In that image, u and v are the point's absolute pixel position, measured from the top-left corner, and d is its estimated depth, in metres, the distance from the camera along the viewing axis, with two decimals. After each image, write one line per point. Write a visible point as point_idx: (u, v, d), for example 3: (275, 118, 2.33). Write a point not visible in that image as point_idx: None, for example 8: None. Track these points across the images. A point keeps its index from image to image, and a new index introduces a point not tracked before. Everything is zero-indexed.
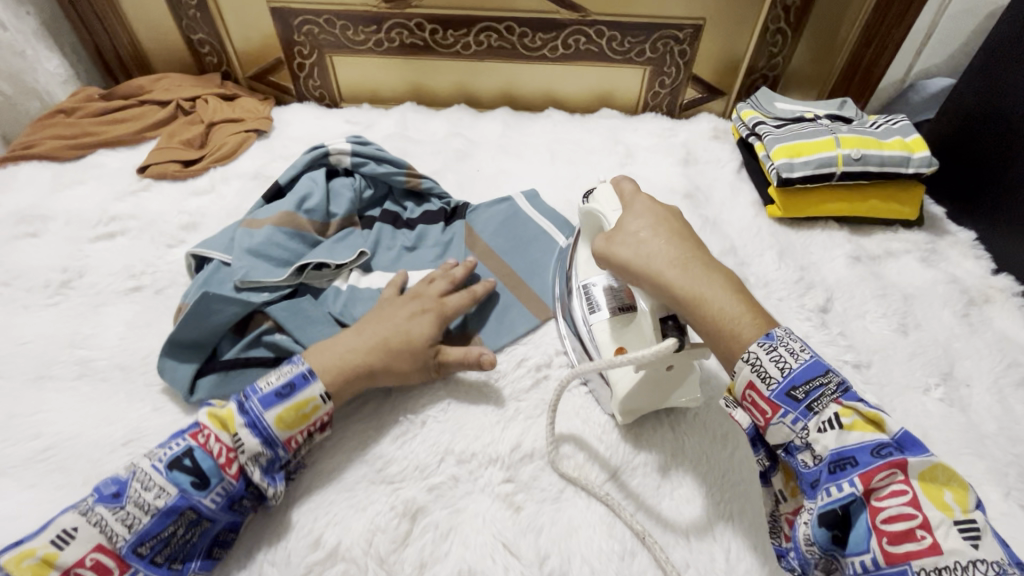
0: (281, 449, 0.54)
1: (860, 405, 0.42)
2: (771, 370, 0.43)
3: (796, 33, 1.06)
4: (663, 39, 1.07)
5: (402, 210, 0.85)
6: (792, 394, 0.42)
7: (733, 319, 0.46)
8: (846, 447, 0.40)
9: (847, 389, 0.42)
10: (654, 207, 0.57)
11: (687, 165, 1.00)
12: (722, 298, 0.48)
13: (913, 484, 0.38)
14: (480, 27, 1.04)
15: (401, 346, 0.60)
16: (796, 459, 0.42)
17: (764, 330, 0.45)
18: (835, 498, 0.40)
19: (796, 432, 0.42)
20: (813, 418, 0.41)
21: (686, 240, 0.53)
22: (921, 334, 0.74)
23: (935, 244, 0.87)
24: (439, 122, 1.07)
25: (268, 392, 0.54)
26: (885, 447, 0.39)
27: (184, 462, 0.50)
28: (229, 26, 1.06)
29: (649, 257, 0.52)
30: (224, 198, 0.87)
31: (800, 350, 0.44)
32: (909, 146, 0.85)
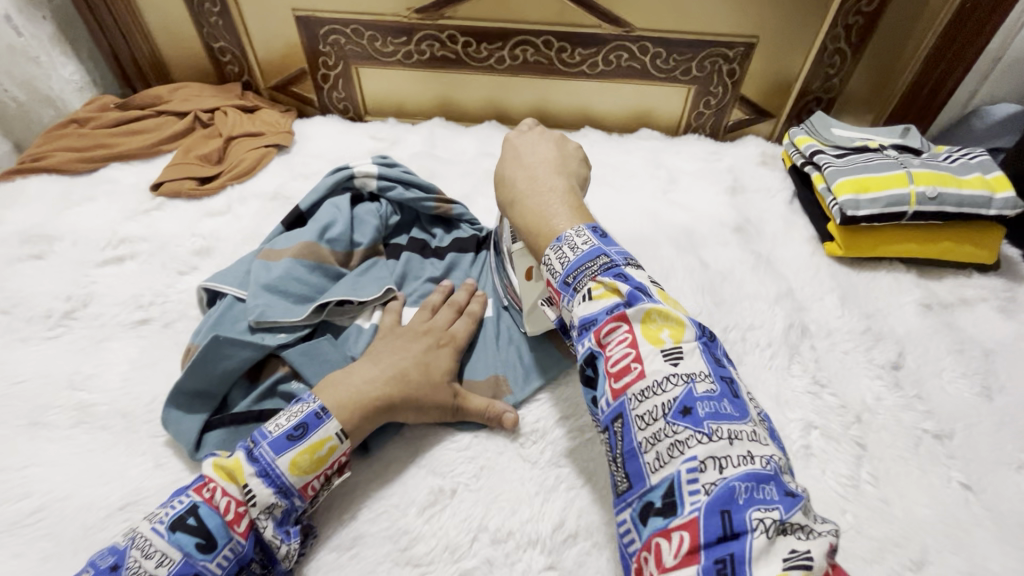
0: (296, 498, 0.49)
1: (677, 341, 0.41)
2: (580, 298, 0.44)
3: (856, 55, 0.99)
4: (711, 57, 0.99)
5: (430, 238, 0.79)
6: (595, 329, 0.42)
7: (557, 270, 0.46)
8: (636, 371, 0.40)
9: (665, 320, 0.41)
10: (537, 137, 0.60)
11: (734, 194, 0.93)
12: (551, 204, 0.51)
13: (700, 389, 0.38)
14: (516, 41, 0.98)
15: (420, 380, 0.56)
16: (602, 391, 0.41)
17: (594, 264, 0.45)
18: (621, 425, 0.39)
19: (596, 355, 0.42)
20: (614, 347, 0.41)
21: (555, 164, 0.57)
22: (1007, 399, 0.66)
23: (1014, 292, 0.79)
24: (468, 139, 1.01)
25: (279, 435, 0.49)
26: (686, 381, 0.39)
27: (187, 521, 0.45)
28: (251, 34, 1.00)
29: (503, 174, 0.57)
30: (241, 219, 0.82)
31: (625, 282, 0.43)
32: (991, 184, 0.77)
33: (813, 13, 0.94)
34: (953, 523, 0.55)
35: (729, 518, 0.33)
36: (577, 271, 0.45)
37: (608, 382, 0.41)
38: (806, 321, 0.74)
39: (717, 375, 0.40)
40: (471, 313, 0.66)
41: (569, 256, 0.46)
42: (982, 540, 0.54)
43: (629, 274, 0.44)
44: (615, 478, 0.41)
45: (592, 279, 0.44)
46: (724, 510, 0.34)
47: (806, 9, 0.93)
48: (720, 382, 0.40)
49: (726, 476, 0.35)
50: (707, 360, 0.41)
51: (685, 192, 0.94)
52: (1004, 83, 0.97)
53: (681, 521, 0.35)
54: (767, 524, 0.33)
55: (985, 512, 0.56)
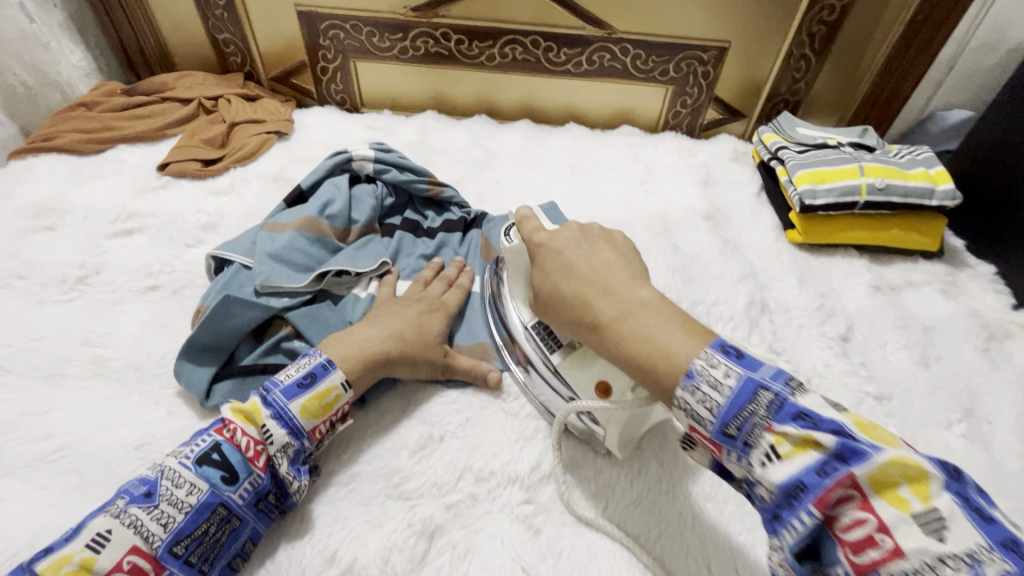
0: (307, 440, 0.54)
1: (925, 500, 0.32)
2: (764, 457, 0.37)
3: (819, 61, 1.07)
4: (687, 59, 1.07)
5: (422, 219, 0.85)
6: (811, 498, 0.34)
7: (706, 418, 0.39)
8: (886, 547, 0.32)
9: (901, 470, 0.33)
10: (580, 238, 0.55)
11: (706, 186, 1.00)
12: (655, 325, 0.44)
13: (994, 573, 0.29)
14: (505, 40, 1.05)
15: (415, 338, 0.62)
16: (838, 559, 0.34)
17: (758, 406, 0.38)
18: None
19: (820, 532, 0.35)
20: (842, 520, 0.34)
21: (619, 267, 0.51)
22: (942, 368, 0.74)
23: (954, 276, 0.87)
24: (459, 131, 1.08)
25: (290, 383, 0.54)
26: (971, 564, 0.29)
27: (212, 456, 0.49)
28: (255, 27, 1.06)
29: (567, 292, 0.51)
30: (244, 199, 0.87)
31: (813, 429, 0.35)
32: (933, 178, 0.85)
33: (781, 21, 1.01)
34: None
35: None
36: (738, 418, 0.38)
37: (845, 550, 0.34)
38: (767, 299, 0.81)
39: (990, 530, 0.31)
40: (460, 286, 0.72)
41: (715, 394, 0.39)
42: None
43: (809, 409, 0.36)
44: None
45: (767, 428, 0.37)
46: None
47: (773, 17, 1.01)
48: (1005, 548, 0.30)
49: None
50: (973, 518, 0.32)
51: (661, 184, 1.00)
52: (955, 89, 1.05)
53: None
54: None
55: None
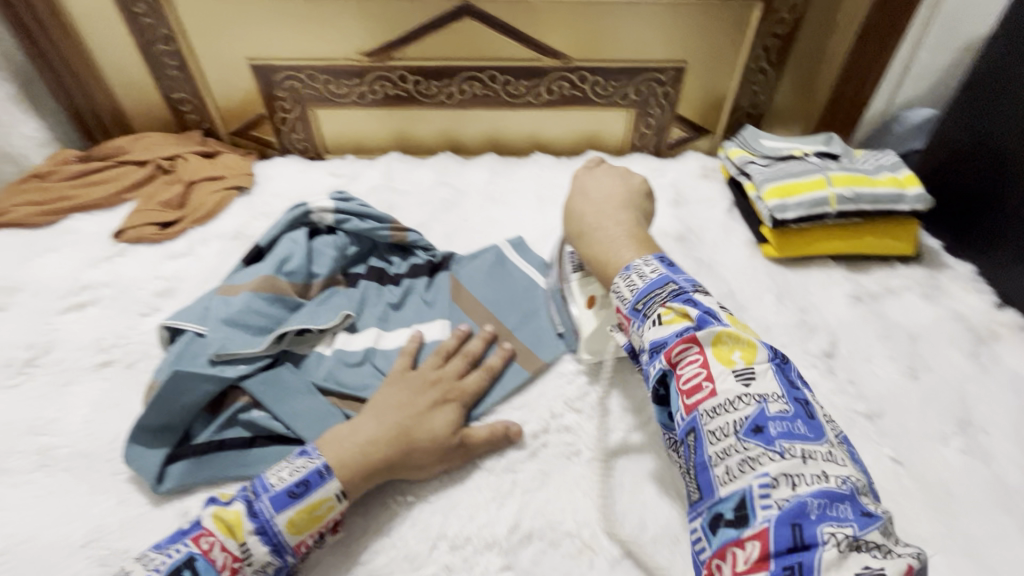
0: (290, 556, 0.50)
1: (747, 361, 0.45)
2: (652, 323, 0.51)
3: (777, 72, 1.07)
4: (646, 82, 1.07)
5: (388, 265, 0.83)
6: (664, 350, 0.48)
7: (627, 298, 0.55)
8: (708, 390, 0.45)
9: (736, 343, 0.47)
10: (604, 186, 0.74)
11: (677, 206, 0.99)
12: (607, 238, 0.65)
13: (772, 409, 0.43)
14: (463, 77, 1.04)
15: (425, 438, 0.56)
16: (675, 406, 0.46)
17: (664, 290, 0.53)
18: (695, 439, 0.44)
19: (667, 374, 0.47)
20: (685, 366, 0.47)
21: (611, 209, 0.70)
22: (932, 377, 0.71)
23: (935, 279, 0.85)
24: (424, 171, 1.06)
25: (280, 491, 0.50)
26: (758, 401, 0.43)
27: (184, 574, 0.45)
28: (209, 83, 1.05)
29: (578, 213, 0.71)
30: (203, 259, 0.84)
31: (693, 305, 0.50)
32: (901, 182, 0.84)
33: (734, 37, 1.02)
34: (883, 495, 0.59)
35: (802, 531, 0.37)
36: (646, 298, 0.53)
37: (681, 398, 0.46)
38: (746, 319, 0.79)
39: (789, 395, 0.44)
40: (488, 367, 0.66)
41: (637, 283, 0.55)
42: (909, 508, 0.58)
43: (697, 300, 0.51)
44: (687, 488, 0.46)
45: (661, 304, 0.52)
46: (797, 523, 0.37)
47: (727, 34, 1.01)
48: (793, 404, 0.43)
49: (799, 494, 0.38)
50: (781, 381, 0.45)
51: None
52: (916, 86, 1.05)
53: (754, 531, 0.38)
54: (840, 539, 0.36)
55: (914, 482, 0.60)
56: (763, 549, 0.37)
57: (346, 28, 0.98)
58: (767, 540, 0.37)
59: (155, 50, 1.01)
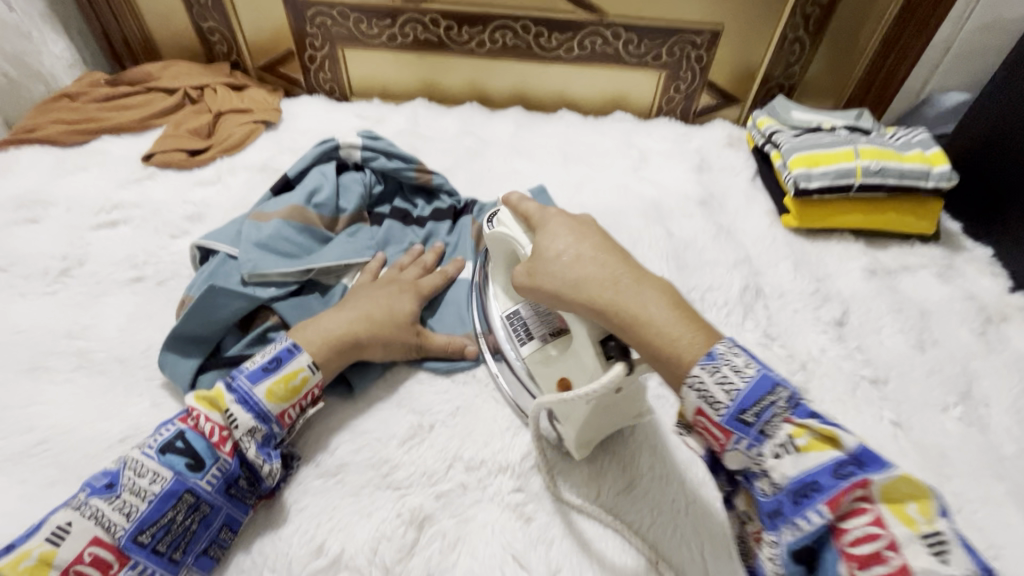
0: (275, 424, 0.53)
1: (812, 444, 0.38)
2: (782, 450, 0.39)
3: (814, 44, 1.05)
4: (679, 43, 1.05)
5: (412, 207, 0.84)
6: (826, 499, 0.36)
7: (722, 405, 0.40)
8: (893, 563, 0.33)
9: (910, 490, 0.35)
10: (570, 221, 0.53)
11: (701, 172, 0.99)
12: (658, 307, 0.45)
13: (814, 462, 0.38)
14: (495, 25, 1.03)
15: (386, 321, 0.62)
16: (796, 547, 0.37)
17: (777, 399, 0.40)
18: (785, 559, 0.37)
19: (798, 516, 0.37)
20: (813, 498, 0.37)
21: (608, 242, 0.51)
22: (938, 351, 0.73)
23: (951, 259, 0.86)
24: (449, 119, 1.06)
25: (255, 368, 0.54)
26: (793, 453, 0.38)
27: (176, 444, 0.50)
28: (240, 15, 1.04)
29: (572, 282, 0.49)
30: (230, 189, 0.85)
31: (835, 429, 0.38)
32: (929, 160, 0.84)
33: (774, 3, 1.00)
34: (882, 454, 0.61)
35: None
36: (759, 408, 0.40)
37: (841, 563, 0.35)
38: (761, 284, 0.80)
39: (848, 453, 0.37)
40: (442, 270, 0.71)
41: (736, 384, 0.40)
42: (906, 469, 0.60)
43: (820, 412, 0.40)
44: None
45: (785, 420, 0.40)
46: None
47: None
48: (839, 450, 0.37)
49: (843, 540, 0.35)
50: (859, 462, 0.37)
51: (655, 171, 0.99)
52: (953, 72, 1.04)
53: None
54: None
55: (912, 446, 0.63)
56: None
57: None
58: None
59: None
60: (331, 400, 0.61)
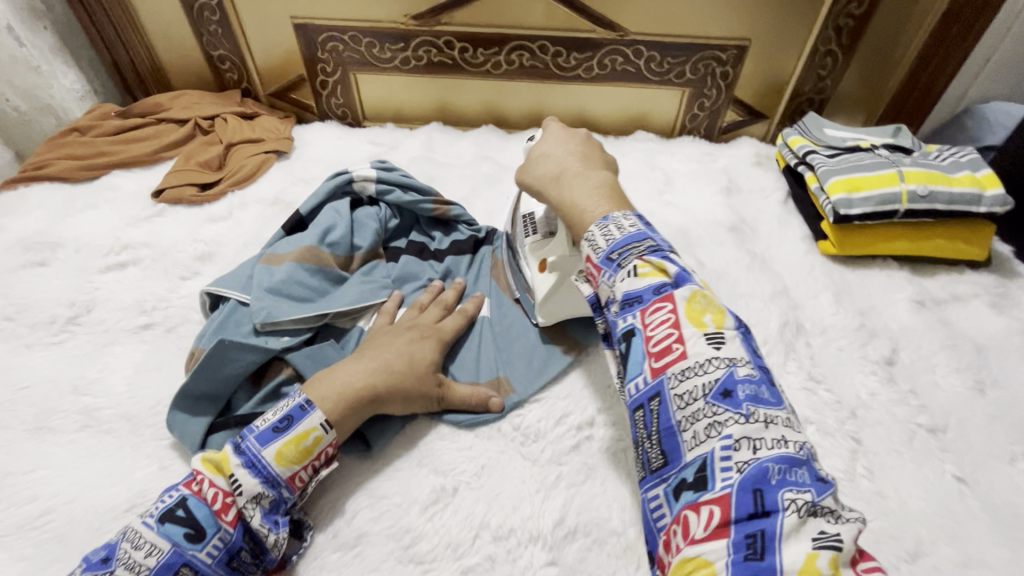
0: (284, 489, 0.50)
1: (717, 325, 0.42)
2: (626, 275, 0.45)
3: (848, 55, 0.99)
4: (704, 60, 1.01)
5: (429, 240, 0.81)
6: (640, 307, 0.44)
7: (601, 247, 0.48)
8: (680, 352, 0.41)
9: (707, 305, 0.43)
10: (561, 133, 0.64)
11: (729, 194, 0.94)
12: (583, 190, 0.56)
13: (739, 373, 0.40)
14: (512, 46, 0.99)
15: (406, 372, 0.57)
16: (641, 370, 0.43)
17: (640, 246, 0.47)
18: (659, 403, 0.41)
19: (635, 332, 0.43)
20: (656, 326, 0.43)
21: (585, 155, 0.61)
22: (999, 393, 0.67)
23: (1006, 288, 0.80)
24: (465, 144, 1.03)
25: (264, 428, 0.50)
26: (729, 364, 0.40)
27: (176, 512, 0.46)
28: (251, 43, 1.02)
29: (534, 177, 0.61)
30: (242, 225, 0.82)
31: (670, 263, 0.45)
32: (980, 182, 0.78)
33: (804, 16, 0.95)
34: (946, 514, 0.56)
35: (763, 496, 0.34)
36: (622, 249, 0.47)
37: (649, 361, 0.43)
38: (801, 319, 0.75)
39: (755, 362, 0.42)
40: (463, 311, 0.67)
41: (614, 234, 0.48)
42: (974, 532, 0.55)
43: (673, 258, 0.46)
44: (646, 456, 0.43)
45: (638, 257, 0.46)
46: (758, 489, 0.35)
47: (797, 12, 0.94)
48: (759, 369, 0.41)
49: (759, 456, 0.36)
50: (746, 348, 0.43)
51: (681, 194, 0.95)
52: (996, 81, 0.99)
53: (713, 496, 0.36)
54: (799, 504, 0.34)
55: (979, 505, 0.57)
56: (723, 515, 0.35)
57: None
58: (727, 506, 0.35)
59: (196, 5, 0.97)
60: (349, 460, 0.57)
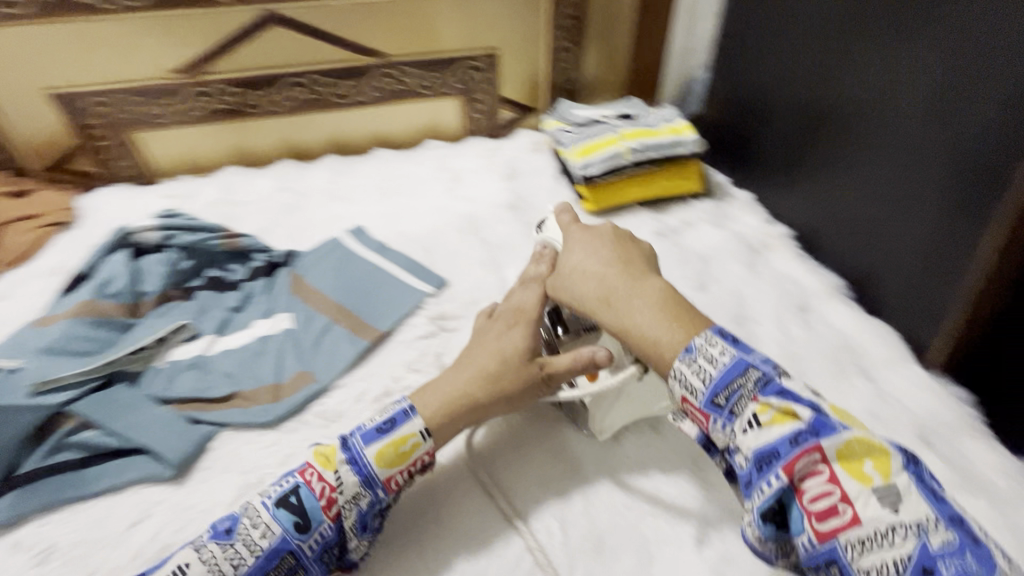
0: (381, 490, 0.52)
1: (884, 476, 0.41)
2: (746, 425, 0.45)
3: (579, 49, 1.19)
4: (465, 70, 1.15)
5: (227, 273, 0.84)
6: (782, 463, 0.43)
7: (699, 388, 0.48)
8: (847, 514, 0.40)
9: (866, 450, 0.43)
10: (586, 237, 0.65)
11: (510, 180, 1.08)
12: (643, 312, 0.54)
13: (935, 541, 0.38)
14: (285, 84, 1.06)
15: (501, 367, 0.59)
16: (802, 530, 0.42)
17: (748, 379, 0.47)
18: (840, 571, 0.40)
19: (788, 491, 0.43)
20: (808, 481, 0.42)
21: (623, 263, 0.60)
22: (717, 288, 0.85)
23: (722, 209, 1.01)
24: (264, 180, 1.07)
25: (369, 428, 0.54)
26: (919, 533, 0.38)
27: (290, 499, 0.50)
28: (6, 119, 0.98)
29: (580, 296, 0.60)
30: (20, 301, 0.80)
31: (793, 403, 0.45)
32: (679, 130, 0.99)
33: (533, 23, 1.13)
34: None
35: None
36: (727, 389, 0.47)
37: (811, 521, 0.41)
38: None
39: (947, 516, 0.39)
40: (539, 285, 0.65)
41: (710, 370, 0.48)
42: None
43: (789, 388, 0.46)
44: None
45: (752, 399, 0.46)
46: None
47: (525, 20, 1.12)
48: (954, 527, 0.38)
49: None
50: (928, 496, 0.40)
51: (469, 187, 1.07)
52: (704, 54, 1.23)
53: None
54: None
55: None
56: None
57: (149, 46, 0.97)
58: None
59: None
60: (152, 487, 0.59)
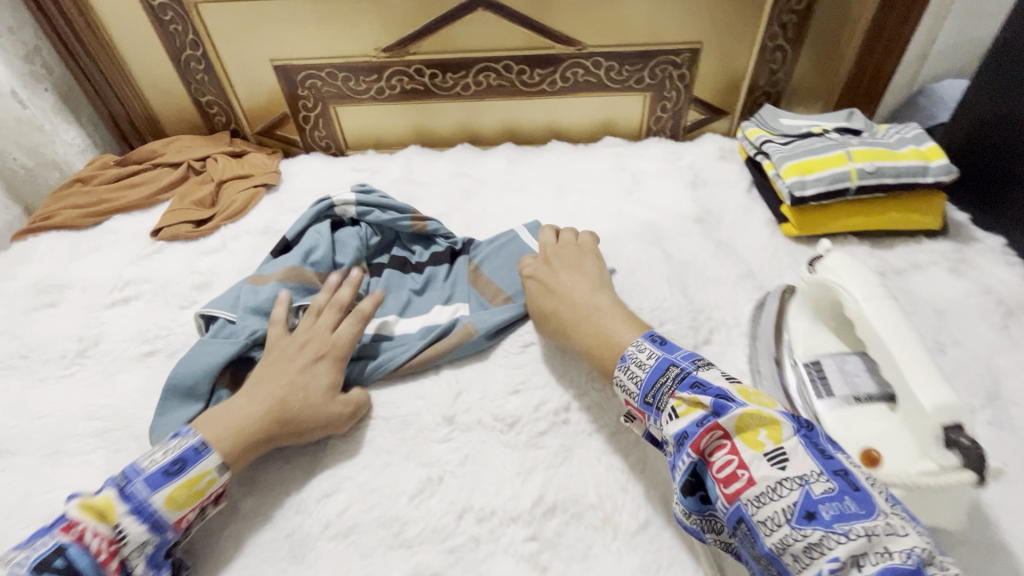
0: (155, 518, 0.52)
1: (775, 441, 0.44)
2: (669, 417, 0.49)
3: (795, 48, 1.05)
4: (660, 65, 1.06)
5: (411, 254, 0.85)
6: (691, 444, 0.45)
7: (634, 392, 0.53)
8: (745, 478, 0.43)
9: (759, 421, 0.45)
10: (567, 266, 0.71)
11: (695, 188, 0.99)
12: (608, 325, 0.61)
13: (817, 489, 0.40)
14: (477, 69, 1.06)
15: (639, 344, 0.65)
16: (716, 497, 0.44)
17: (667, 376, 0.51)
18: (748, 530, 0.42)
19: (700, 465, 0.46)
20: (716, 455, 0.45)
21: (572, 281, 0.68)
22: (959, 352, 0.70)
23: (962, 253, 0.83)
24: (442, 162, 1.09)
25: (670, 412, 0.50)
26: (801, 484, 0.41)
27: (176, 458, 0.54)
28: (234, 85, 1.09)
29: (544, 308, 0.67)
30: (235, 254, 0.88)
31: (703, 396, 0.47)
32: (925, 155, 0.83)
33: (749, 16, 1.00)
34: None
35: None
36: (654, 389, 0.51)
37: (720, 488, 0.44)
38: None
39: (830, 475, 0.41)
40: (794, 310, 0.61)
41: (639, 374, 0.53)
42: None
43: (705, 381, 0.49)
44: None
45: (671, 394, 0.50)
46: None
47: (741, 12, 1.00)
48: (837, 478, 0.41)
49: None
50: (815, 455, 0.43)
51: (649, 191, 0.99)
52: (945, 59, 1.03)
53: None
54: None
55: None
56: None
57: (364, 25, 1.00)
58: None
59: (183, 57, 1.05)
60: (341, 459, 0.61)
